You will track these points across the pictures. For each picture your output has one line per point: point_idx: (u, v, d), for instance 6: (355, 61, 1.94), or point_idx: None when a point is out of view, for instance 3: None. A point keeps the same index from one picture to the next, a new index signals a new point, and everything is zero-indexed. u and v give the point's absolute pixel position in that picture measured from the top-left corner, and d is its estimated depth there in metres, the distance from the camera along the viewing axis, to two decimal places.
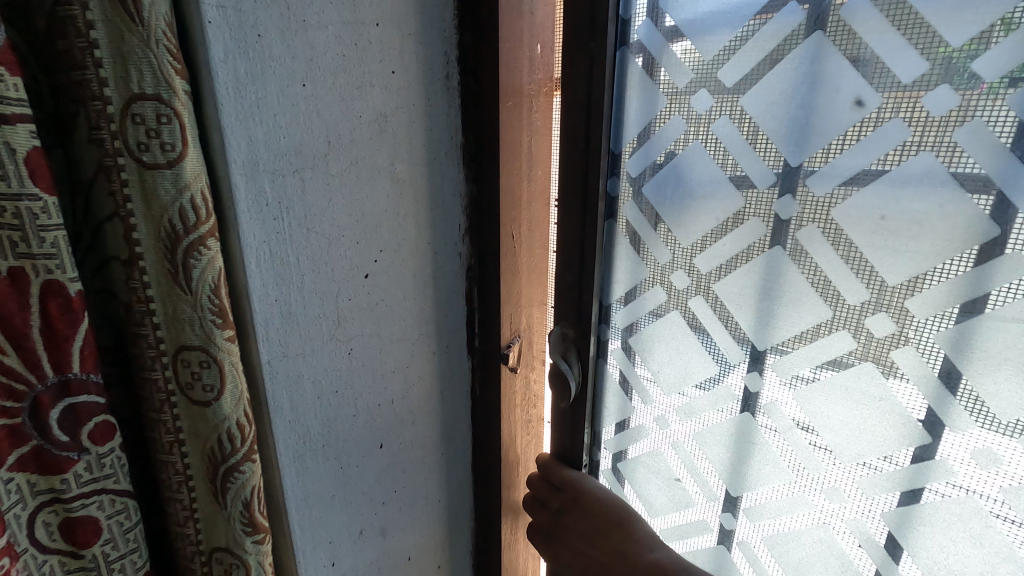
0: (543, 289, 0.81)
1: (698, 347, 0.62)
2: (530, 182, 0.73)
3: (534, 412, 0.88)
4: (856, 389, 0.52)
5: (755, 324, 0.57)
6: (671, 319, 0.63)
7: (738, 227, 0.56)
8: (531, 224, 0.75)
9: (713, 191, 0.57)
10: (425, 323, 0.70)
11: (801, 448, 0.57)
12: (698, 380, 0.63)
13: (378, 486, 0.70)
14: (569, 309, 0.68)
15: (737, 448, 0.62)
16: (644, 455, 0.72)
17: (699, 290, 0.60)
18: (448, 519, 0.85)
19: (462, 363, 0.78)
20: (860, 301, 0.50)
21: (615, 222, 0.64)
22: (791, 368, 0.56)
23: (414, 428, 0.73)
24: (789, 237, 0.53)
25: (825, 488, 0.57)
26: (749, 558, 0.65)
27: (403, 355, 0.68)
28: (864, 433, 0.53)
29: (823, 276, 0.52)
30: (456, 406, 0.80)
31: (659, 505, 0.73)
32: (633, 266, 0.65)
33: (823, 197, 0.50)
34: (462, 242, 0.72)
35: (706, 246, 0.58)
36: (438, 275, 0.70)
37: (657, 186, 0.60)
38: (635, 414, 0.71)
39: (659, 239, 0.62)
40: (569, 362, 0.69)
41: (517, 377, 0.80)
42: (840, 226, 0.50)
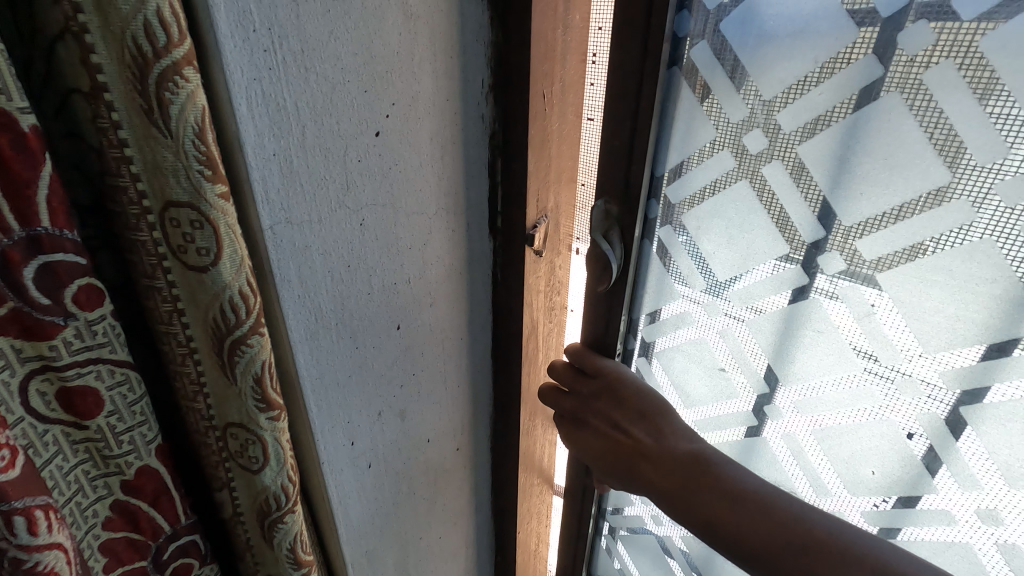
0: (573, 164, 0.72)
1: (764, 225, 0.55)
2: (567, 30, 0.61)
3: (558, 300, 0.83)
4: (963, 268, 0.45)
5: (844, 196, 0.49)
6: (737, 192, 0.55)
7: (843, 71, 0.46)
8: (565, 84, 0.64)
9: (815, 25, 0.46)
10: (445, 196, 0.63)
11: (878, 338, 0.51)
12: (760, 262, 0.57)
13: (396, 369, 0.67)
14: (614, 180, 0.60)
15: (796, 337, 0.57)
16: (684, 344, 0.67)
17: (778, 154, 0.52)
18: (468, 405, 0.83)
19: (483, 244, 0.72)
20: (993, 161, 0.42)
21: (678, 71, 0.54)
22: (883, 246, 0.49)
23: (433, 312, 0.68)
24: (910, 83, 0.43)
25: (899, 382, 0.52)
26: (794, 451, 0.63)
27: (422, 231, 0.62)
28: (962, 318, 0.47)
29: (947, 133, 0.43)
30: (477, 291, 0.75)
31: (696, 395, 0.70)
32: (698, 126, 0.55)
33: (970, 24, 0.40)
34: (486, 103, 0.63)
35: (796, 98, 0.49)
36: (459, 141, 0.61)
37: (739, 21, 0.49)
38: (679, 300, 0.65)
39: (734, 90, 0.52)
40: (612, 244, 0.62)
41: (541, 262, 0.74)
42: (988, 64, 0.40)
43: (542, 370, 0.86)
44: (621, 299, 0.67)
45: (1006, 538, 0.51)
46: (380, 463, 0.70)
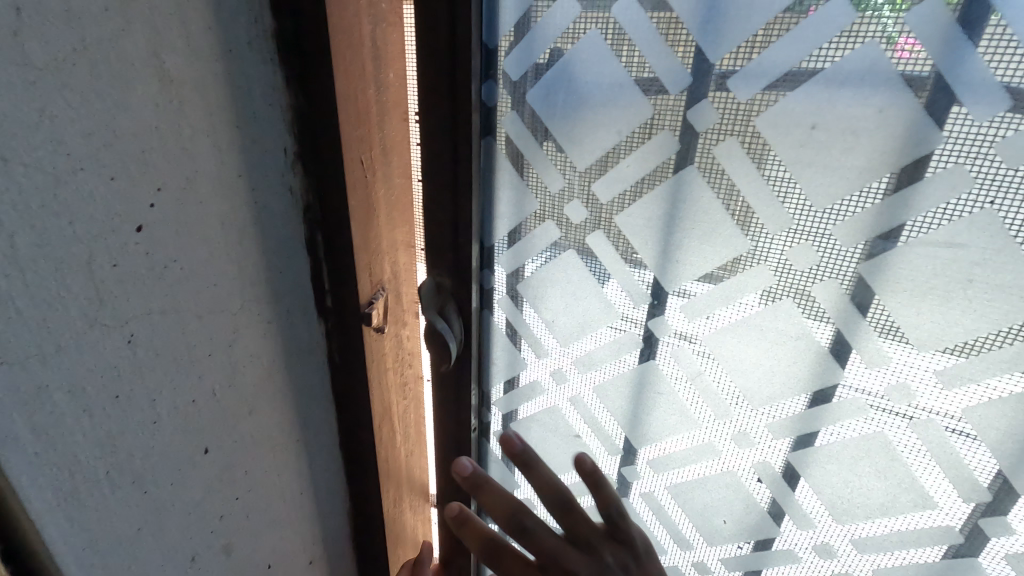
0: (409, 230, 0.65)
1: (597, 292, 0.54)
2: (380, 91, 0.55)
3: (411, 372, 0.75)
4: (771, 328, 0.47)
5: (664, 264, 0.50)
6: (568, 261, 0.54)
7: (646, 144, 0.46)
8: (386, 146, 0.58)
9: (613, 98, 0.46)
10: (251, 286, 0.52)
11: (712, 396, 0.53)
12: (597, 329, 0.56)
13: (210, 501, 0.54)
14: (444, 251, 0.58)
15: (640, 400, 0.57)
16: (540, 412, 0.64)
17: (598, 223, 0.51)
18: (318, 509, 0.71)
19: (312, 329, 0.62)
20: (783, 230, 0.44)
21: (493, 139, 0.52)
22: (701, 310, 0.49)
23: (253, 420, 0.57)
24: (703, 156, 0.44)
25: (734, 435, 0.53)
26: (653, 508, 0.62)
27: (223, 332, 0.50)
28: (777, 373, 0.49)
29: (742, 204, 0.44)
30: (312, 381, 0.64)
31: (557, 462, 0.67)
32: (521, 196, 0.54)
33: (748, 102, 0.42)
34: (294, 173, 0.53)
35: (609, 167, 0.49)
36: (262, 221, 0.51)
37: (544, 91, 0.49)
38: (526, 369, 0.63)
39: (548, 160, 0.51)
40: (448, 321, 0.59)
41: (384, 338, 0.66)
42: (768, 140, 0.42)
43: (401, 449, 0.78)
44: (466, 375, 0.63)
45: (843, 565, 0.54)
46: None
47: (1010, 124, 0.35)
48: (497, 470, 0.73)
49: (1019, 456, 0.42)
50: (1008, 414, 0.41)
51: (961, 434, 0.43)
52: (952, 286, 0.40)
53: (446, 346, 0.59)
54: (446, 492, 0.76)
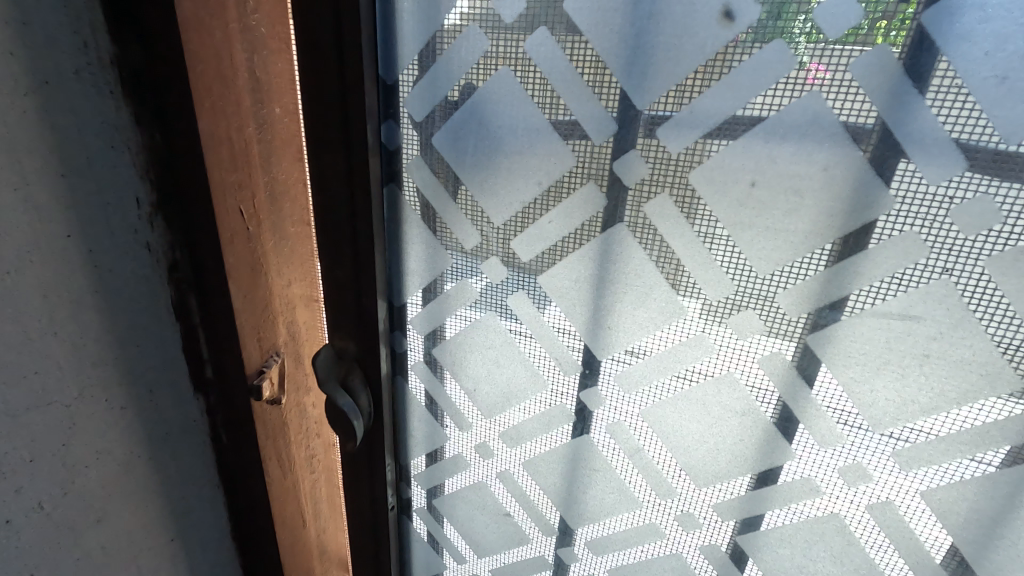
0: (309, 282, 0.57)
1: (521, 357, 0.49)
2: (262, 127, 0.46)
3: (319, 443, 0.66)
4: (714, 402, 0.44)
5: (598, 332, 0.45)
6: (485, 323, 0.49)
7: (570, 197, 0.42)
8: (274, 190, 0.49)
9: (530, 144, 0.41)
10: (95, 368, 0.42)
11: (653, 472, 0.49)
12: (521, 400, 0.51)
13: None
14: (347, 317, 0.52)
15: (576, 476, 0.53)
16: (464, 488, 0.59)
17: (519, 284, 0.46)
18: None
19: (187, 408, 0.51)
20: (723, 297, 0.40)
21: (398, 187, 0.46)
22: (638, 379, 0.46)
23: (105, 530, 0.46)
24: (632, 213, 0.40)
25: (678, 514, 0.50)
26: None
27: (51, 429, 0.40)
28: (722, 448, 0.46)
29: (680, 271, 0.41)
30: (190, 468, 0.53)
31: (487, 542, 0.62)
32: (433, 253, 0.48)
33: (680, 154, 0.37)
34: (150, 227, 0.44)
35: (528, 223, 0.44)
36: (106, 288, 0.42)
37: (453, 134, 0.43)
38: (449, 443, 0.57)
39: (460, 213, 0.45)
40: (352, 395, 0.53)
41: (282, 410, 0.57)
42: (707, 202, 0.38)
43: (312, 528, 0.68)
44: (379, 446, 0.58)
45: None
46: None
47: (971, 185, 0.32)
48: (422, 553, 0.67)
49: (981, 541, 0.40)
50: (969, 496, 0.39)
51: (921, 517, 0.42)
52: (907, 362, 0.37)
53: (350, 424, 0.52)
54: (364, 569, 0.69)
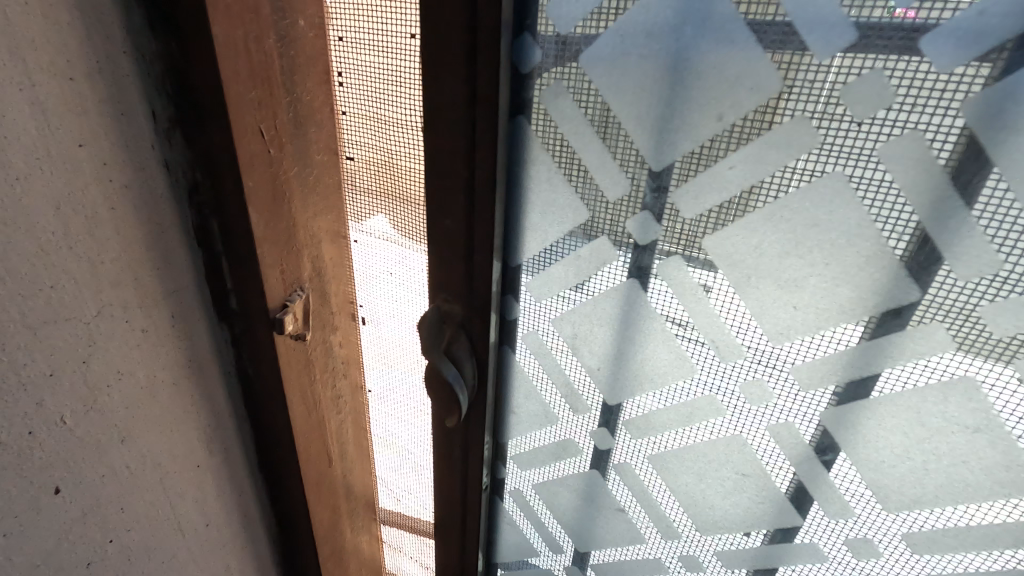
0: (336, 217, 0.54)
1: (665, 335, 0.48)
2: (285, 41, 0.43)
3: (345, 383, 0.65)
4: (920, 392, 0.40)
5: (772, 311, 0.42)
6: (625, 296, 0.48)
7: (759, 137, 0.37)
8: (299, 113, 0.46)
9: (717, 65, 0.37)
10: (118, 287, 0.41)
11: (806, 463, 0.47)
12: (650, 374, 0.50)
13: (71, 548, 0.44)
14: (455, 276, 0.51)
15: (711, 450, 0.52)
16: (570, 474, 0.61)
17: (675, 244, 0.43)
18: (238, 538, 0.62)
19: (213, 336, 0.51)
20: (972, 265, 0.35)
21: (525, 120, 0.44)
22: (818, 363, 0.43)
23: (133, 450, 0.46)
24: (853, 157, 0.35)
25: (835, 507, 0.49)
26: (636, 488, 0.58)
27: (73, 345, 0.40)
28: (926, 440, 0.42)
29: (740, 196, 0.40)
30: (218, 397, 0.54)
31: (583, 528, 0.65)
32: (564, 199, 0.46)
33: (938, 76, 0.32)
34: (168, 145, 0.42)
35: (705, 166, 0.40)
36: (127, 207, 0.40)
37: (625, 49, 0.39)
38: (559, 422, 0.58)
39: (608, 151, 0.43)
40: (458, 366, 0.53)
41: (306, 346, 0.56)
42: (781, 115, 0.36)
43: (338, 466, 0.69)
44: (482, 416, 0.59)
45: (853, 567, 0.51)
46: None
47: None
48: (513, 535, 0.71)
49: None
50: None
51: None
52: None
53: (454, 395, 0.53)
54: (447, 518, 0.70)
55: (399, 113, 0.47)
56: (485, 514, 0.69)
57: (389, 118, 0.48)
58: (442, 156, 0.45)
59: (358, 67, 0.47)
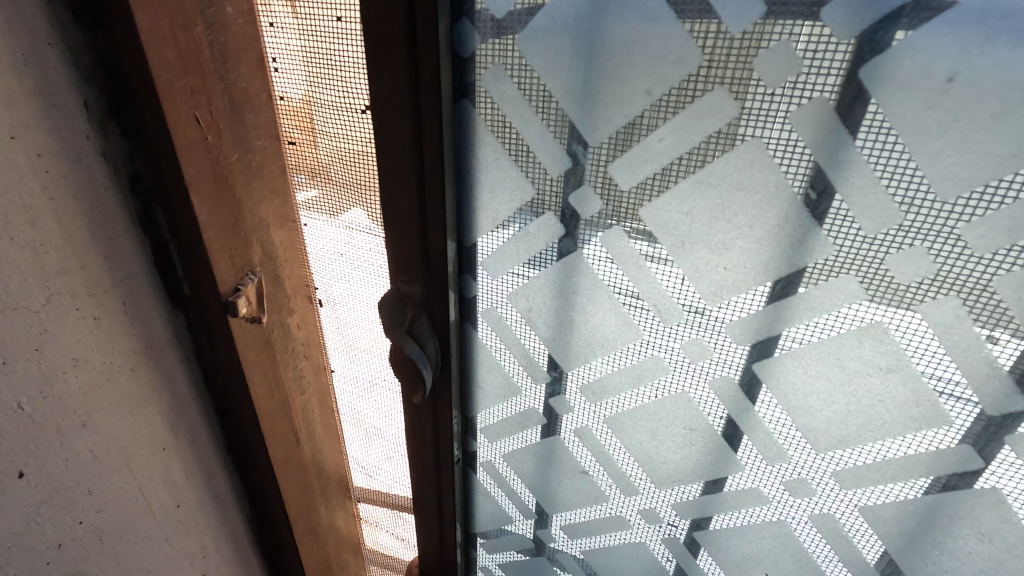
0: (284, 200, 0.56)
1: (610, 301, 0.47)
2: (213, 28, 0.44)
3: (308, 364, 0.66)
4: (854, 358, 0.40)
5: (704, 272, 0.42)
6: (572, 265, 0.47)
7: (691, 107, 0.37)
8: (235, 99, 0.47)
9: (645, 39, 0.37)
10: (63, 274, 0.42)
11: (763, 437, 0.47)
12: (612, 352, 0.49)
13: (34, 529, 0.45)
14: (412, 258, 0.50)
15: (670, 423, 0.50)
16: (536, 445, 0.59)
17: (616, 217, 0.43)
18: (209, 518, 0.64)
19: (168, 322, 0.53)
20: (885, 228, 0.36)
21: (470, 105, 0.43)
22: (757, 331, 0.43)
23: (91, 434, 0.48)
24: (770, 121, 0.36)
25: (790, 482, 0.48)
26: (589, 443, 0.55)
27: (23, 333, 0.41)
28: (859, 409, 0.42)
29: (671, 164, 0.40)
30: (179, 382, 0.55)
31: (563, 499, 0.61)
32: (510, 180, 0.45)
33: (844, 43, 0.32)
34: (106, 135, 0.43)
35: (635, 141, 0.40)
36: (68, 196, 0.42)
37: (551, 31, 0.39)
38: (524, 396, 0.56)
39: (546, 129, 0.42)
40: (421, 344, 0.52)
41: (264, 328, 0.57)
42: (704, 84, 0.36)
43: (307, 445, 0.71)
44: (447, 399, 0.57)
45: (778, 514, 0.49)
46: None
47: None
48: (489, 505, 0.67)
49: None
50: None
51: None
52: None
53: (419, 373, 0.52)
54: (421, 512, 0.69)
55: (333, 96, 0.49)
56: (458, 491, 0.66)
57: (324, 101, 0.50)
58: (392, 141, 0.44)
59: (292, 53, 0.49)
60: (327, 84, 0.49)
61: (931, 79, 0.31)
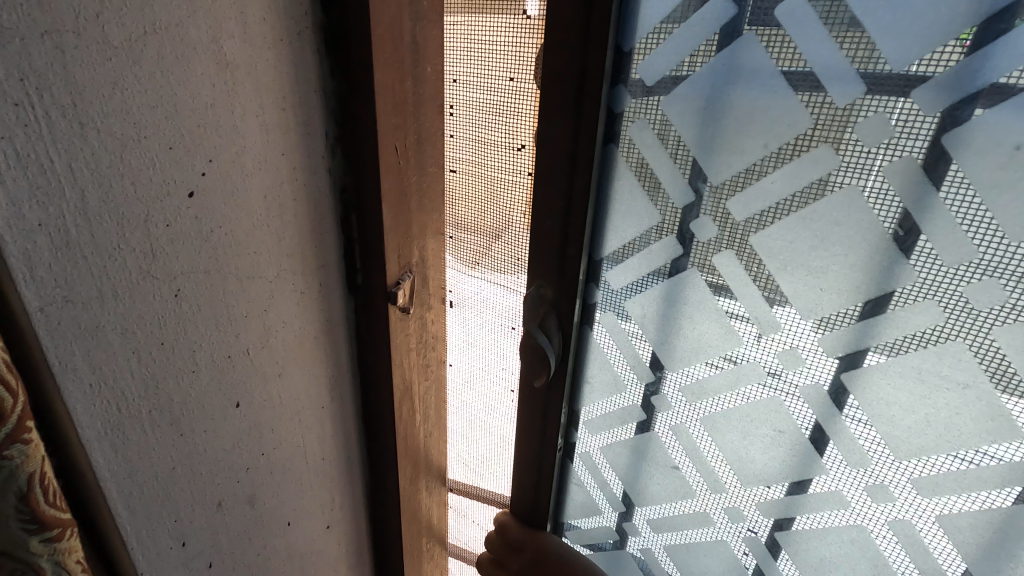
0: (438, 216, 0.69)
1: (716, 312, 0.56)
2: (416, 82, 0.58)
3: (433, 355, 0.78)
4: (933, 372, 0.48)
5: (803, 293, 0.51)
6: (685, 281, 0.57)
7: (801, 157, 0.47)
8: (421, 135, 0.61)
9: (765, 103, 0.47)
10: (289, 256, 0.57)
11: (846, 441, 0.54)
12: (712, 356, 0.59)
13: (238, 452, 0.58)
14: (550, 266, 0.62)
15: (759, 424, 0.59)
16: (634, 438, 0.70)
17: (729, 243, 0.53)
18: (340, 475, 0.76)
19: (342, 304, 0.66)
20: (962, 263, 0.44)
21: (615, 147, 0.55)
22: (845, 345, 0.51)
23: (282, 383, 0.61)
24: (868, 172, 0.45)
25: (870, 486, 0.55)
26: (685, 442, 0.65)
27: (261, 296, 0.55)
28: (938, 419, 0.49)
29: (779, 203, 0.50)
30: (341, 354, 0.69)
31: (652, 494, 0.72)
32: (641, 209, 0.56)
33: (931, 115, 0.42)
34: (331, 156, 0.58)
35: (750, 182, 0.50)
36: (302, 199, 0.56)
37: (689, 96, 0.50)
38: (628, 392, 0.67)
39: (676, 169, 0.53)
40: (548, 336, 0.64)
41: (409, 318, 0.70)
42: (812, 141, 0.46)
43: (421, 428, 0.82)
44: (561, 388, 0.69)
45: (855, 518, 0.57)
46: (222, 561, 0.60)
47: None
48: (579, 496, 0.79)
49: None
50: None
51: None
52: None
53: (545, 358, 0.64)
54: (522, 493, 0.80)
55: (493, 135, 0.62)
56: (557, 479, 0.78)
57: (487, 140, 0.63)
58: (550, 175, 0.57)
59: (466, 102, 0.62)
60: (491, 128, 0.62)
61: (1002, 147, 0.40)
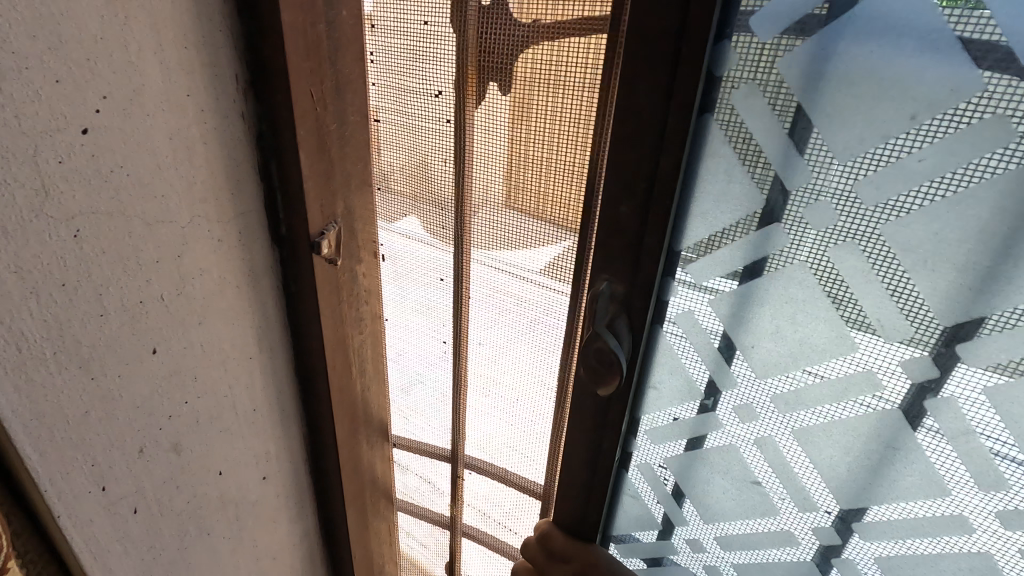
0: (364, 167, 0.69)
1: (831, 314, 0.53)
2: (331, 26, 0.58)
3: (367, 309, 0.79)
4: None
5: (944, 293, 0.47)
6: (794, 274, 0.54)
7: (954, 134, 0.43)
8: (340, 81, 0.61)
9: (915, 70, 0.43)
10: (202, 202, 0.56)
11: (974, 459, 0.51)
12: (821, 363, 0.56)
13: (160, 398, 0.59)
14: (621, 259, 0.60)
15: (867, 441, 0.57)
16: (713, 450, 0.68)
17: (855, 235, 0.49)
18: (274, 427, 0.77)
19: (266, 255, 0.66)
20: None
21: (713, 119, 0.52)
22: (991, 353, 0.47)
23: (204, 331, 0.61)
24: None
25: (1000, 511, 0.52)
26: (772, 455, 0.64)
27: (172, 241, 0.55)
28: None
29: (922, 185, 0.45)
30: (268, 305, 0.69)
31: (728, 509, 0.70)
32: (743, 191, 0.53)
33: None
34: (244, 101, 0.57)
35: (889, 162, 0.46)
36: (213, 143, 0.56)
37: (825, 55, 0.46)
38: (705, 399, 0.65)
39: (793, 147, 0.49)
40: (618, 338, 0.61)
41: (337, 269, 0.70)
42: (973, 114, 0.42)
43: (358, 382, 0.83)
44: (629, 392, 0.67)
45: (977, 542, 0.55)
46: (149, 508, 0.61)
47: None
48: (637, 508, 0.78)
49: None
50: None
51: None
52: None
53: (615, 360, 0.60)
54: (579, 503, 0.78)
55: (414, 82, 0.63)
56: (613, 486, 0.77)
57: (406, 87, 0.63)
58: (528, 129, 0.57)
59: (385, 47, 0.62)
60: (534, 94, 0.58)
61: None
